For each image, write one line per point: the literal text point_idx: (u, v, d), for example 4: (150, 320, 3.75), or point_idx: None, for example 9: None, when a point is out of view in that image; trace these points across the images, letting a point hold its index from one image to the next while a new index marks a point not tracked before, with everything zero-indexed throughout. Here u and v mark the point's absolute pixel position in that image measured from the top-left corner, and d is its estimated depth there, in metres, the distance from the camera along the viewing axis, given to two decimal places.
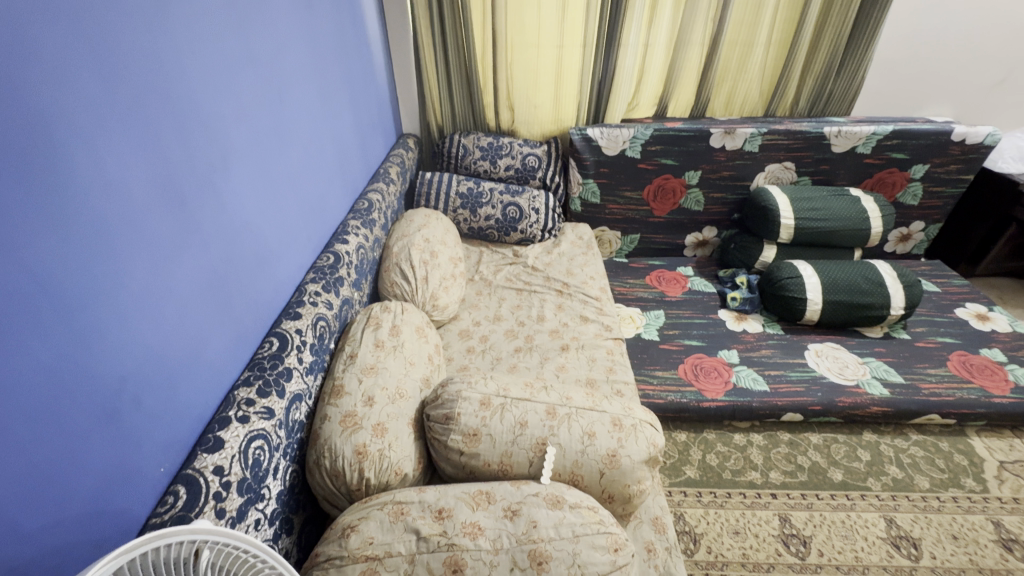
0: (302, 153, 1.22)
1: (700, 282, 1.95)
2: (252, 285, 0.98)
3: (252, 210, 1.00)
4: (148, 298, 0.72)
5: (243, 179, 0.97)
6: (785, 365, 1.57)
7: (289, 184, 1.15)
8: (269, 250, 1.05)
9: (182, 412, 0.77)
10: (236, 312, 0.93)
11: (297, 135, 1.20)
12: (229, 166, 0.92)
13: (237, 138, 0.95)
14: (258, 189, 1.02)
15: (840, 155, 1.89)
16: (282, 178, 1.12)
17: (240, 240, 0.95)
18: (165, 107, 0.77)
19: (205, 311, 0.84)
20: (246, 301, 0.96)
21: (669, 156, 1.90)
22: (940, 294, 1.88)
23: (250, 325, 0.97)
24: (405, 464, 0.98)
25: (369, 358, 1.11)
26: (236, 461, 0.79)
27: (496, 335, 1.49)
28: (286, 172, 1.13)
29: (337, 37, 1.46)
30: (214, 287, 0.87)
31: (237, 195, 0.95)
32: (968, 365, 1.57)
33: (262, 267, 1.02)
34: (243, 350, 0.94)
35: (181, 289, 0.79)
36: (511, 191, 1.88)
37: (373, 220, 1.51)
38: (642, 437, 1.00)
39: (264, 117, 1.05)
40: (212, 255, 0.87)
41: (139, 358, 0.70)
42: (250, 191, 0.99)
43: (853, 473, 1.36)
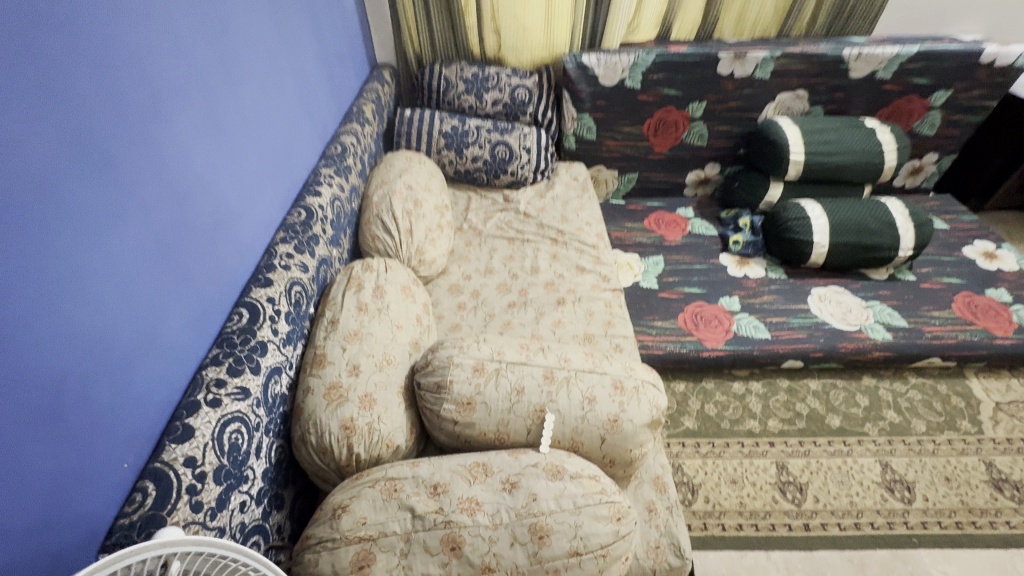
0: (257, 92, 1.06)
1: (700, 224, 1.85)
2: (211, 251, 0.87)
3: (202, 164, 0.86)
4: (84, 281, 0.62)
5: (187, 128, 0.83)
6: (787, 311, 1.52)
7: (244, 129, 1.00)
8: (228, 209, 0.93)
9: (141, 400, 0.70)
10: (196, 284, 0.83)
11: (250, 71, 1.03)
12: (166, 112, 0.78)
13: (173, 76, 0.80)
14: (207, 138, 0.88)
15: (858, 81, 1.73)
16: (236, 125, 0.97)
17: (191, 201, 0.83)
18: (76, 41, 0.61)
19: (156, 287, 0.74)
20: (206, 271, 0.85)
21: (672, 85, 1.73)
22: (949, 232, 1.80)
23: (214, 295, 0.87)
24: (397, 436, 0.93)
25: (353, 324, 1.04)
26: (211, 450, 0.72)
27: (489, 289, 1.41)
28: (239, 117, 0.98)
29: None
30: (166, 260, 0.76)
31: (181, 148, 0.81)
32: (972, 307, 1.53)
33: (221, 229, 0.91)
34: (209, 324, 0.85)
35: (124, 264, 0.68)
36: (500, 129, 1.72)
37: (348, 167, 1.36)
38: (644, 399, 0.96)
39: (205, 49, 0.88)
40: (157, 222, 0.75)
41: (81, 349, 0.61)
42: (197, 141, 0.85)
43: (851, 419, 1.35)
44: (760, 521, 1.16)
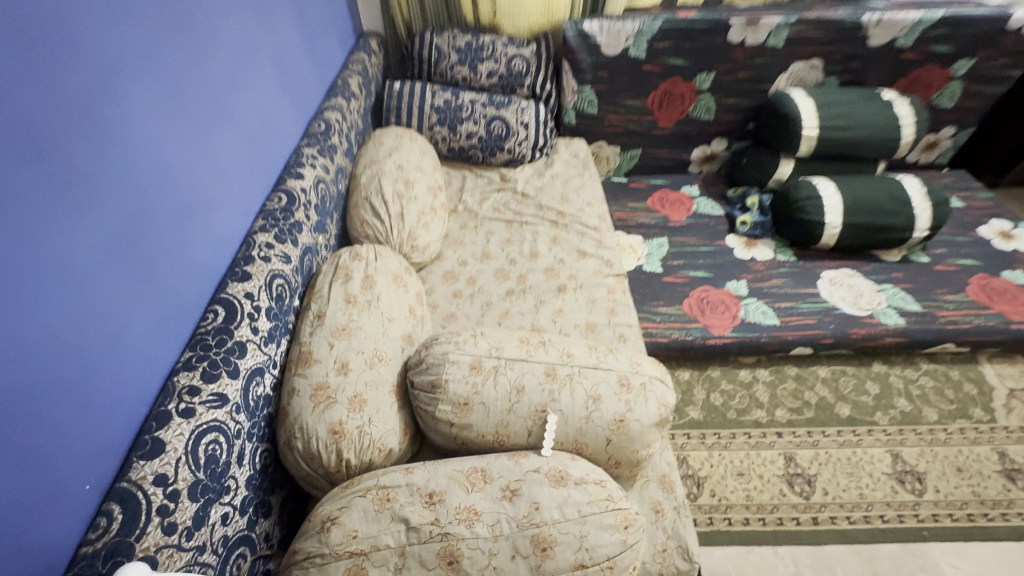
0: (228, 64, 0.95)
1: (706, 203, 1.77)
2: (180, 244, 0.79)
3: (165, 146, 0.77)
4: (27, 286, 0.54)
5: (145, 106, 0.73)
6: (796, 296, 1.46)
7: (214, 106, 0.90)
8: (198, 196, 0.84)
9: (103, 414, 0.63)
10: (163, 281, 0.75)
11: (219, 40, 0.93)
12: (120, 88, 0.68)
13: (126, 46, 0.70)
14: (171, 117, 0.79)
15: (877, 49, 1.62)
16: (203, 102, 0.87)
17: (154, 189, 0.74)
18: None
19: (116, 287, 0.66)
20: (174, 266, 0.77)
21: (680, 55, 1.62)
22: (963, 210, 1.73)
23: (186, 293, 0.79)
24: (390, 439, 0.87)
25: (341, 318, 0.97)
26: (185, 466, 0.66)
27: (486, 276, 1.34)
28: (207, 92, 0.88)
29: None
30: (127, 256, 0.68)
31: (139, 129, 0.72)
32: (988, 290, 1.47)
33: (191, 219, 0.82)
34: (180, 324, 0.78)
35: (75, 264, 0.60)
36: (495, 103, 1.61)
37: (333, 146, 1.27)
38: (651, 397, 0.90)
39: (163, 14, 0.78)
40: (115, 213, 0.67)
41: (27, 364, 0.54)
42: (158, 120, 0.76)
43: (861, 408, 1.31)
44: (768, 515, 1.13)
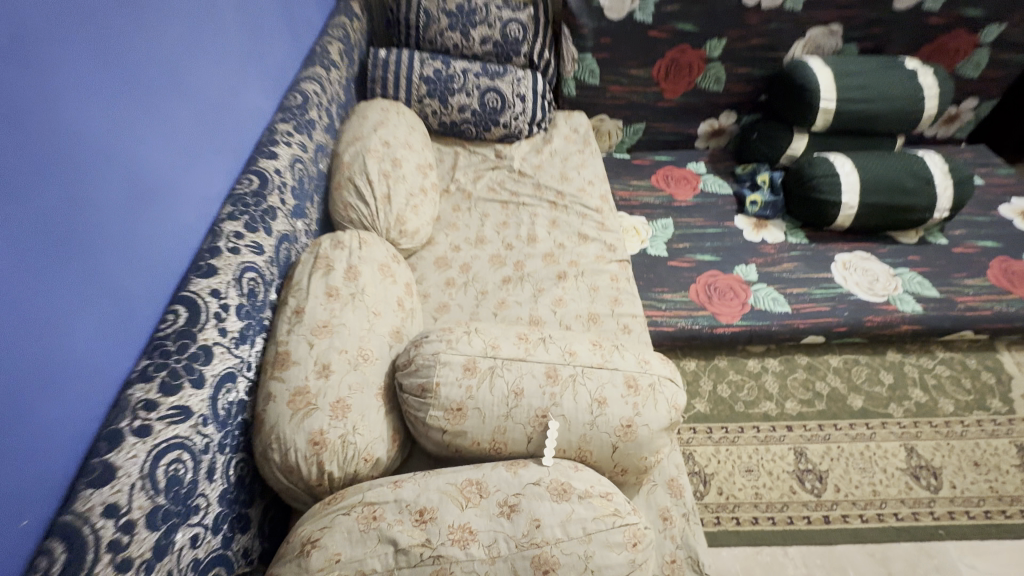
0: (184, 26, 0.83)
1: (713, 181, 1.67)
2: (128, 237, 0.69)
3: (104, 123, 0.66)
4: None
5: (76, 74, 0.62)
6: (809, 281, 1.38)
7: (167, 75, 0.79)
8: (148, 181, 0.74)
9: (37, 439, 0.54)
10: (109, 280, 0.65)
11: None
12: (38, 51, 0.57)
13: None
14: (111, 88, 0.68)
15: (901, 13, 1.51)
16: (153, 70, 0.76)
17: (92, 174, 0.64)
18: None
19: (46, 292, 0.57)
20: (123, 263, 0.68)
21: (689, 19, 1.50)
22: (983, 188, 1.65)
23: (138, 292, 0.70)
24: (377, 448, 0.80)
25: (322, 315, 0.88)
26: (141, 492, 0.59)
27: (480, 263, 1.25)
28: (157, 59, 0.77)
29: None
30: (59, 254, 0.59)
31: (68, 102, 0.61)
32: (1009, 274, 1.40)
33: (141, 207, 0.72)
34: (133, 329, 0.68)
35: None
36: (489, 72, 1.49)
37: (311, 121, 1.15)
38: (661, 399, 0.83)
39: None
40: (40, 204, 0.57)
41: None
42: (94, 92, 0.65)
43: (874, 399, 1.25)
44: (777, 514, 1.08)
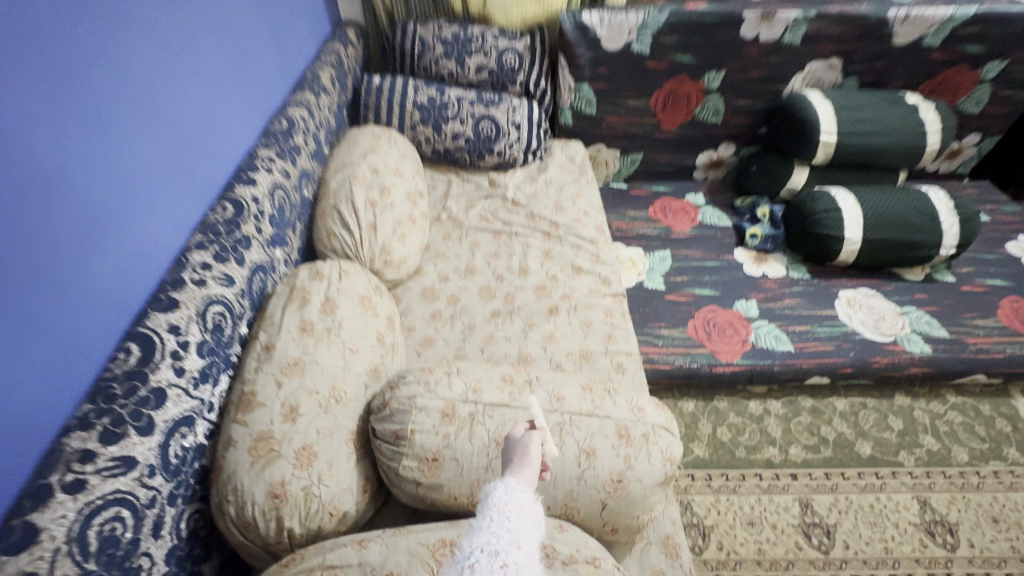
0: (160, 35, 0.80)
1: (712, 213, 1.63)
2: (41, 234, 0.59)
3: (32, 75, 0.58)
4: None
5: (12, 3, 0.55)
6: (812, 318, 1.33)
7: (134, 81, 0.74)
8: (74, 177, 0.64)
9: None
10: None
11: (154, 2, 0.79)
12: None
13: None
14: (43, 39, 0.60)
15: (903, 47, 1.47)
16: (111, 67, 0.70)
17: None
18: None
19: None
20: (27, 266, 0.57)
21: (687, 51, 1.47)
22: (990, 224, 1.60)
23: (35, 309, 0.58)
24: (344, 501, 0.74)
25: (293, 351, 0.82)
26: (66, 558, 0.52)
27: (469, 294, 1.19)
28: (128, 63, 0.73)
29: None
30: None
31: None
32: (1021, 314, 1.34)
33: (61, 200, 0.62)
34: (26, 358, 0.57)
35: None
36: (484, 100, 1.47)
37: (297, 147, 1.11)
38: (656, 451, 0.77)
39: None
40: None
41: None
42: (27, 37, 0.57)
43: (884, 447, 1.18)
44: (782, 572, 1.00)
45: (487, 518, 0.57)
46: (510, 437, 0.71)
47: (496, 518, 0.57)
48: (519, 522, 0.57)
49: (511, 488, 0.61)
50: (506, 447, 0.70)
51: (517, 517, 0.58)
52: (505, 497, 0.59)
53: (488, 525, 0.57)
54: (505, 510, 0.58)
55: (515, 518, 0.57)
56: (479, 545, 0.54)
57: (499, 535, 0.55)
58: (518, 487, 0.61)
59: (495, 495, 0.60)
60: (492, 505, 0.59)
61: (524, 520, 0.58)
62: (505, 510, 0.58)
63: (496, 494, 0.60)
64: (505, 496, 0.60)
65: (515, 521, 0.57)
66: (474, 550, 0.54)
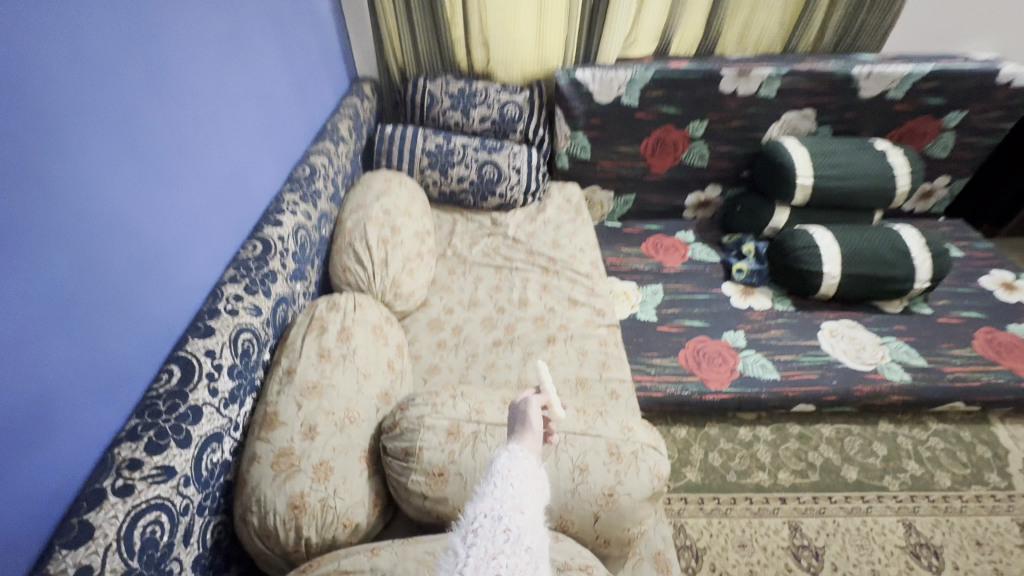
0: (207, 97, 0.92)
1: (701, 250, 1.73)
2: (109, 271, 0.69)
3: (111, 138, 0.70)
4: None
5: (95, 80, 0.67)
6: (797, 348, 1.40)
7: (187, 138, 0.86)
8: (136, 218, 0.74)
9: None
10: (69, 300, 0.62)
11: (203, 69, 0.92)
12: (70, 46, 0.63)
13: (90, 15, 0.66)
14: (118, 109, 0.71)
15: (869, 99, 1.61)
16: (169, 128, 0.82)
17: (80, 178, 0.65)
18: None
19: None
20: (97, 299, 0.66)
21: (672, 103, 1.61)
22: (964, 260, 1.69)
23: (100, 336, 0.67)
24: (356, 513, 0.80)
25: (312, 375, 0.90)
26: (115, 554, 0.59)
27: (472, 325, 1.28)
28: (182, 124, 0.85)
29: None
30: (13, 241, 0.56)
31: (85, 106, 0.65)
32: (996, 345, 1.41)
33: (126, 242, 0.72)
34: (91, 378, 0.65)
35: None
36: (487, 147, 1.60)
37: (317, 191, 1.23)
38: (644, 467, 0.83)
39: (141, 14, 0.76)
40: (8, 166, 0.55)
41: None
42: (104, 102, 0.69)
43: (869, 472, 1.23)
44: None
45: (490, 485, 0.58)
46: (518, 406, 0.70)
47: (499, 484, 0.57)
48: (522, 489, 0.57)
49: (513, 456, 0.60)
50: (513, 414, 0.69)
51: (519, 484, 0.57)
52: (507, 465, 0.59)
53: (491, 491, 0.57)
54: (507, 478, 0.58)
55: (518, 484, 0.57)
56: (481, 510, 0.55)
57: (503, 502, 0.55)
58: (521, 455, 0.61)
59: (500, 462, 0.60)
60: (496, 472, 0.59)
61: (526, 487, 0.57)
62: (507, 477, 0.58)
63: (500, 462, 0.60)
64: (507, 464, 0.59)
65: (517, 488, 0.57)
66: (477, 515, 0.54)
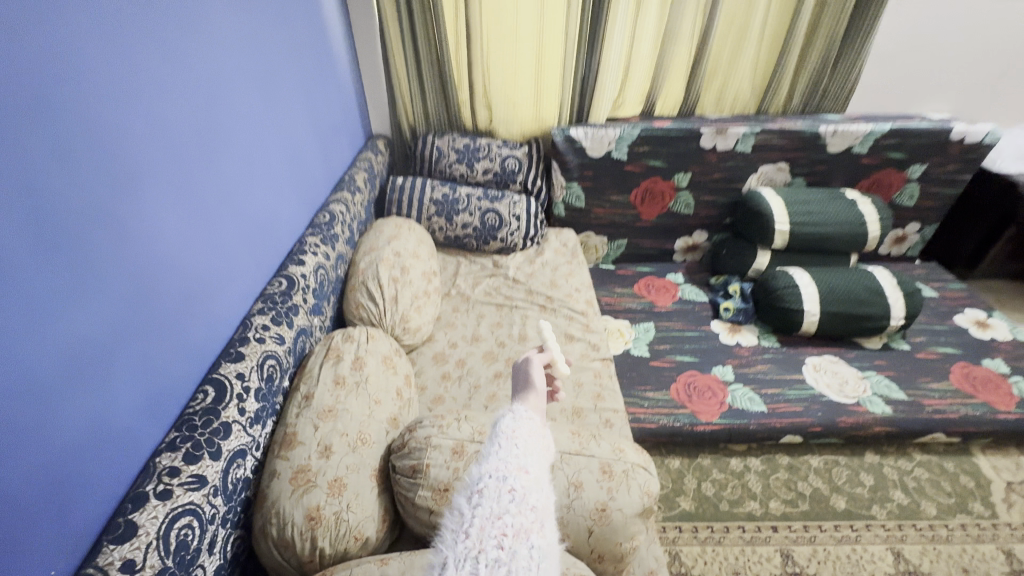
0: (247, 155, 1.07)
1: (690, 290, 1.84)
2: (159, 300, 0.79)
3: (171, 190, 0.83)
4: (46, 373, 0.59)
5: (161, 142, 0.80)
6: (783, 382, 1.48)
7: (229, 190, 0.99)
8: (186, 257, 0.86)
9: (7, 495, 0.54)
10: (127, 326, 0.72)
11: (245, 132, 1.06)
12: (144, 116, 0.77)
13: (167, 100, 0.82)
14: (175, 164, 0.84)
15: (836, 154, 1.77)
16: (213, 179, 0.94)
17: (145, 223, 0.76)
18: (57, 136, 0.61)
19: (66, 294, 0.62)
20: (151, 326, 0.77)
21: (658, 158, 1.77)
22: (938, 300, 1.80)
23: (151, 357, 0.76)
24: (367, 527, 0.86)
25: (328, 399, 0.98)
26: (155, 551, 0.65)
27: (475, 358, 1.37)
28: (226, 178, 0.99)
29: (311, 54, 1.43)
30: (93, 274, 0.66)
31: (152, 162, 0.78)
32: (971, 379, 1.49)
33: (177, 278, 0.83)
34: (141, 395, 0.74)
35: (24, 242, 0.57)
36: (489, 196, 1.74)
37: (336, 235, 1.35)
38: (634, 485, 0.90)
39: (198, 86, 0.90)
40: (96, 213, 0.67)
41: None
42: (168, 161, 0.82)
43: (857, 501, 1.27)
44: None
45: (494, 445, 0.48)
46: (521, 362, 0.67)
47: (503, 445, 0.48)
48: (529, 454, 0.47)
49: (518, 418, 0.51)
50: (514, 372, 0.66)
51: (528, 448, 0.48)
52: (512, 425, 0.50)
53: (494, 451, 0.47)
54: (512, 438, 0.49)
55: (525, 447, 0.48)
56: (487, 470, 0.45)
57: (508, 460, 0.45)
58: (525, 417, 0.52)
59: (503, 425, 0.51)
60: (499, 432, 0.50)
61: (535, 450, 0.48)
62: (512, 437, 0.49)
63: (503, 423, 0.51)
64: (513, 425, 0.50)
65: (527, 451, 0.48)
66: (483, 476, 0.45)
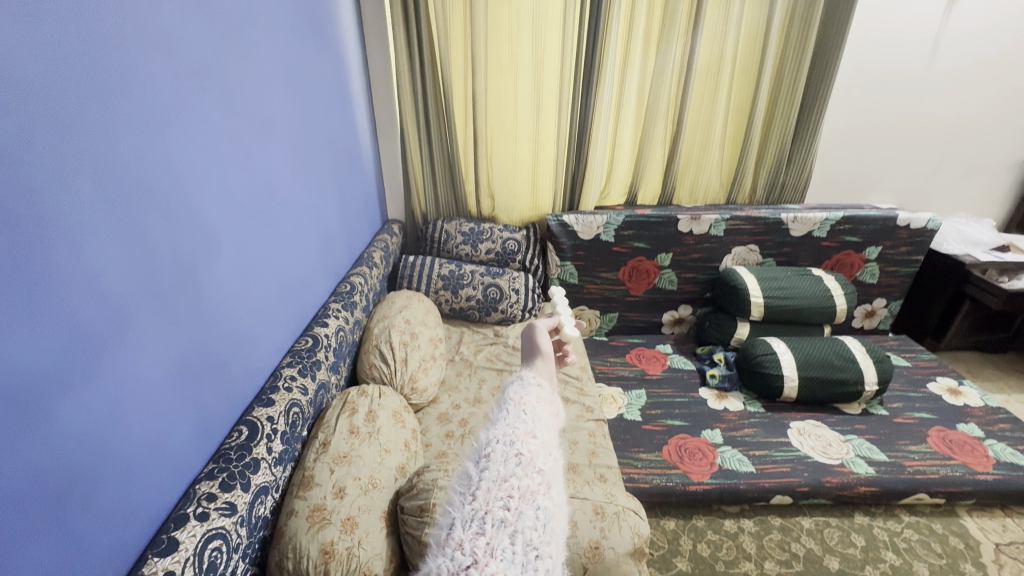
0: (288, 231, 1.27)
1: (679, 360, 1.97)
2: (211, 346, 0.93)
3: (229, 255, 1.00)
4: (125, 395, 0.71)
5: (227, 217, 1.00)
6: (769, 444, 1.55)
7: (272, 258, 1.18)
8: (234, 311, 1.01)
9: (84, 496, 0.64)
10: (185, 364, 0.85)
11: (288, 213, 1.27)
12: (218, 196, 0.97)
13: (235, 185, 1.03)
14: (235, 235, 1.02)
15: (800, 238, 1.99)
16: (260, 249, 1.13)
17: (207, 279, 0.92)
18: (159, 209, 0.80)
19: (147, 332, 0.77)
20: (203, 366, 0.90)
21: (641, 240, 1.99)
22: (911, 369, 1.92)
23: (200, 394, 0.89)
24: (375, 564, 0.91)
25: (343, 446, 1.07)
26: (191, 566, 0.73)
27: (477, 418, 1.46)
28: (270, 248, 1.17)
29: (343, 154, 1.70)
30: (166, 319, 0.81)
31: (218, 232, 0.97)
32: (948, 441, 1.56)
33: (225, 328, 0.98)
34: (188, 426, 0.85)
35: (129, 288, 0.73)
36: (491, 273, 1.94)
37: (355, 303, 1.52)
38: (626, 525, 0.97)
39: (257, 176, 1.12)
40: (175, 270, 0.83)
41: (46, 368, 0.59)
42: (230, 232, 1.01)
43: (850, 561, 1.30)
44: None
45: (503, 411, 0.62)
46: (529, 327, 0.80)
47: (511, 411, 0.61)
48: (535, 415, 0.61)
49: (523, 389, 0.66)
50: (524, 338, 0.79)
51: (532, 409, 0.62)
52: (520, 395, 0.64)
53: (504, 417, 0.60)
54: (521, 404, 0.62)
55: (531, 411, 0.61)
56: (496, 435, 0.57)
57: (516, 428, 0.57)
58: (528, 388, 0.66)
59: (515, 391, 0.66)
60: (509, 399, 0.64)
61: (539, 407, 0.63)
62: (520, 404, 0.62)
63: (512, 391, 0.66)
64: (520, 394, 0.64)
65: (532, 410, 0.62)
66: (491, 441, 0.56)
